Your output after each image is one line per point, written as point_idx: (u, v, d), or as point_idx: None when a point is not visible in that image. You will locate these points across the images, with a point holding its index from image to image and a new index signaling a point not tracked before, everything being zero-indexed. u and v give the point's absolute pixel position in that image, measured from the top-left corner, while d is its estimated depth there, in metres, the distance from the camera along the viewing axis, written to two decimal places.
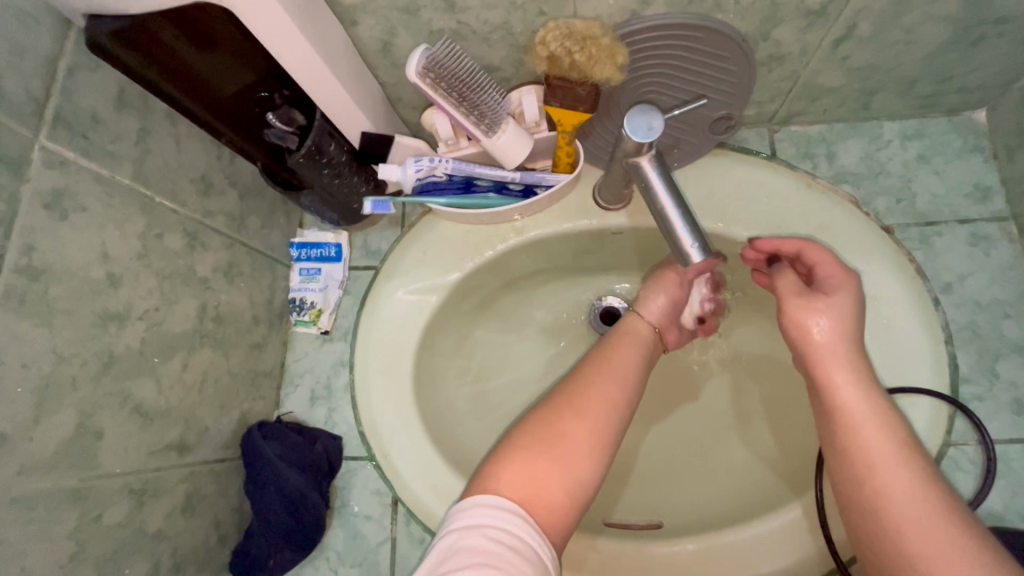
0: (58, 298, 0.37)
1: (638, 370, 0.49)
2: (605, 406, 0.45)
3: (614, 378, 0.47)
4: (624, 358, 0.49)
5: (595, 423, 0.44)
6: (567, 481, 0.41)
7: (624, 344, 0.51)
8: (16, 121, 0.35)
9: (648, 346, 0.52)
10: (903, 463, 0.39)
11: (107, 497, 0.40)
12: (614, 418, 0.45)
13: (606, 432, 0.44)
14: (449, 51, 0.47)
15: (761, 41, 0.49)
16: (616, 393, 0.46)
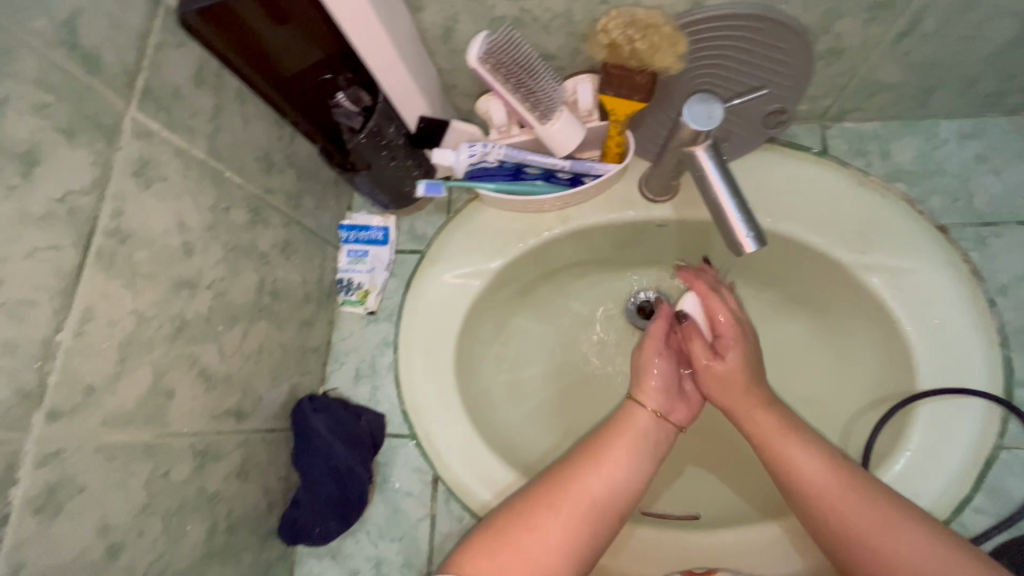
0: (140, 261, 0.39)
1: (635, 457, 0.49)
2: (581, 499, 0.46)
3: (580, 478, 0.48)
4: (619, 456, 0.49)
5: (583, 499, 0.46)
6: (569, 538, 0.44)
7: (622, 436, 0.50)
8: (111, 92, 0.36)
9: (649, 435, 0.51)
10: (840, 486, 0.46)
11: (175, 455, 0.42)
12: (609, 508, 0.47)
13: (601, 514, 0.46)
14: (508, 38, 0.48)
15: (822, 34, 0.49)
16: (590, 481, 0.47)
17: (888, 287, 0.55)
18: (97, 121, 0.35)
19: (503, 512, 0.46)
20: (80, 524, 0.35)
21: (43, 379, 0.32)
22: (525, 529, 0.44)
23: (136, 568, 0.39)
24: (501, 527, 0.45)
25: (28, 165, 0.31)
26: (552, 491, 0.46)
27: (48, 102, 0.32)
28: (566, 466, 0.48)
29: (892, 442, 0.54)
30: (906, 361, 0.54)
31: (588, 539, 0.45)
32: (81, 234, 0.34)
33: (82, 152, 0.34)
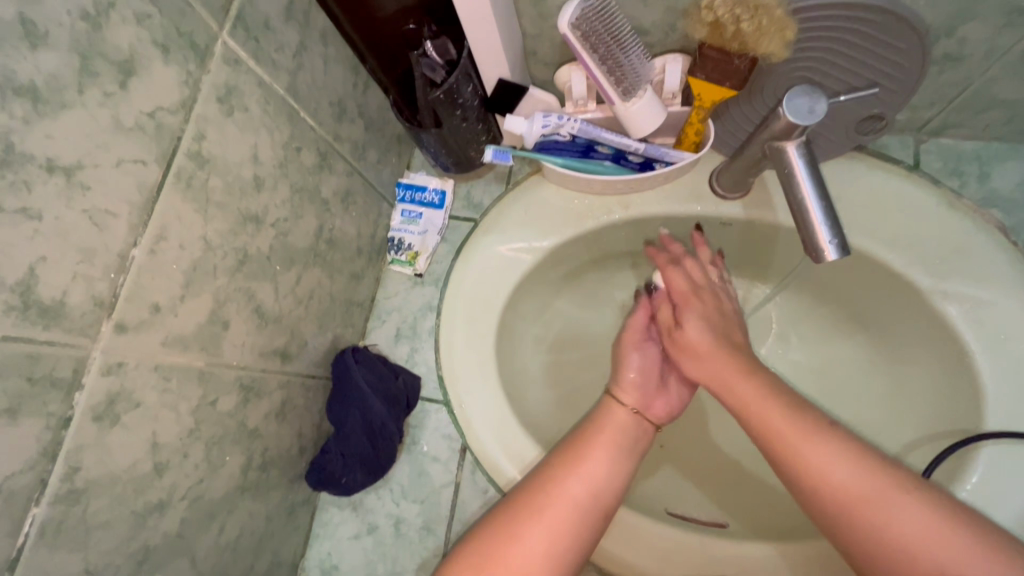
0: (215, 189, 0.38)
1: (615, 451, 0.50)
2: (570, 507, 0.46)
3: (582, 478, 0.48)
4: (600, 442, 0.50)
5: (566, 505, 0.46)
6: (550, 555, 0.44)
7: (605, 428, 0.52)
8: (208, 12, 0.36)
9: (631, 425, 0.53)
10: (855, 475, 0.40)
11: (223, 385, 0.42)
12: (590, 506, 0.47)
13: (580, 522, 0.46)
14: (601, 6, 0.45)
15: (944, 36, 0.45)
16: (582, 494, 0.47)
17: (965, 317, 0.52)
18: (192, 41, 0.35)
19: (490, 521, 0.46)
20: (132, 439, 0.35)
21: (115, 291, 0.32)
22: (506, 543, 0.44)
23: (176, 490, 0.40)
24: (485, 542, 0.45)
25: (125, 75, 0.31)
26: (531, 497, 0.47)
27: (149, 13, 0.32)
28: (549, 468, 0.49)
29: (947, 480, 0.51)
30: (974, 400, 0.51)
31: (571, 543, 0.45)
32: (164, 152, 0.34)
33: (173, 69, 0.34)
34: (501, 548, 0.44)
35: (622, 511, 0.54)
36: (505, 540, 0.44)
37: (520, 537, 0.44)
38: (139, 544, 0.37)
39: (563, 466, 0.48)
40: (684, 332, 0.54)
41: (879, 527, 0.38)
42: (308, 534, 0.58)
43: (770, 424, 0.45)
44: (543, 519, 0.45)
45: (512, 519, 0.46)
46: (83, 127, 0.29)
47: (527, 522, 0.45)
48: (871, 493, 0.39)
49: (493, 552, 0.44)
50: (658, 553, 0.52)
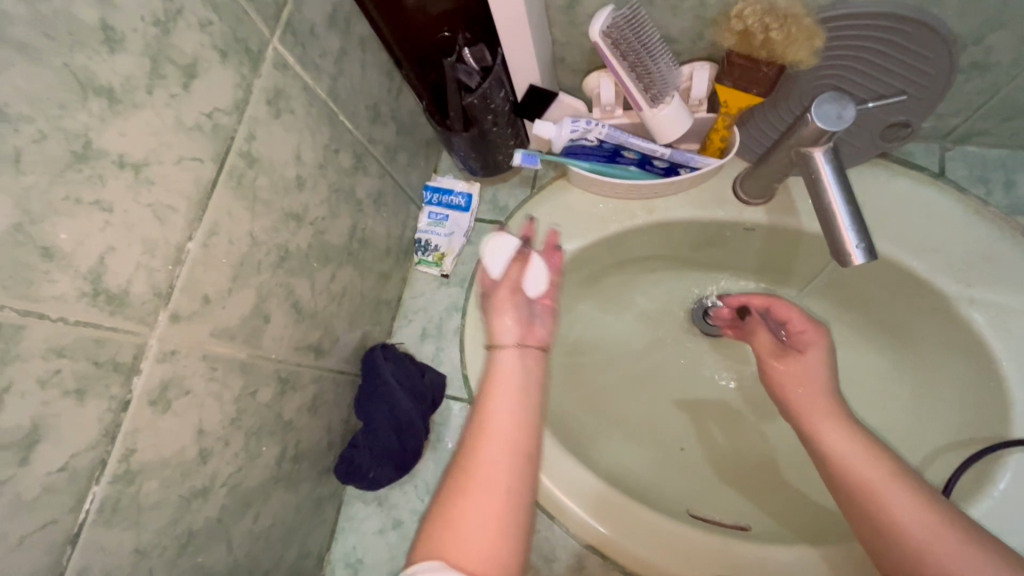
0: (261, 186, 0.40)
1: (521, 402, 0.40)
2: (493, 495, 0.35)
3: (496, 446, 0.37)
4: (501, 402, 0.39)
5: (495, 476, 0.36)
6: (512, 516, 0.35)
7: (499, 394, 0.40)
8: (261, 19, 0.38)
9: (518, 376, 0.41)
10: (862, 450, 0.45)
11: (262, 376, 0.44)
12: (519, 433, 0.38)
13: (521, 438, 0.38)
14: (632, 15, 0.47)
15: (971, 45, 0.46)
16: (500, 456, 0.37)
17: (991, 324, 0.52)
18: (246, 46, 0.37)
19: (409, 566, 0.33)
20: (181, 424, 0.37)
21: (171, 281, 0.34)
22: (449, 548, 0.34)
23: (218, 476, 0.41)
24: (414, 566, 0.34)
25: (188, 77, 0.33)
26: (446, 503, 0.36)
27: (211, 20, 0.34)
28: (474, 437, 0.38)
29: (973, 486, 0.51)
30: (1000, 408, 0.51)
31: (521, 478, 0.37)
32: (218, 151, 0.36)
33: (229, 72, 0.36)
34: (453, 522, 0.35)
35: (644, 512, 0.54)
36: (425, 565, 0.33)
37: (468, 524, 0.34)
38: (183, 527, 0.38)
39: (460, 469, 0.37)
40: (803, 356, 0.54)
41: (884, 506, 0.41)
42: (333, 528, 0.59)
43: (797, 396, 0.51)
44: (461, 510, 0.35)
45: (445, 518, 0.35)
46: (150, 126, 0.31)
47: (443, 528, 0.34)
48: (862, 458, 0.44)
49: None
50: (681, 556, 0.52)
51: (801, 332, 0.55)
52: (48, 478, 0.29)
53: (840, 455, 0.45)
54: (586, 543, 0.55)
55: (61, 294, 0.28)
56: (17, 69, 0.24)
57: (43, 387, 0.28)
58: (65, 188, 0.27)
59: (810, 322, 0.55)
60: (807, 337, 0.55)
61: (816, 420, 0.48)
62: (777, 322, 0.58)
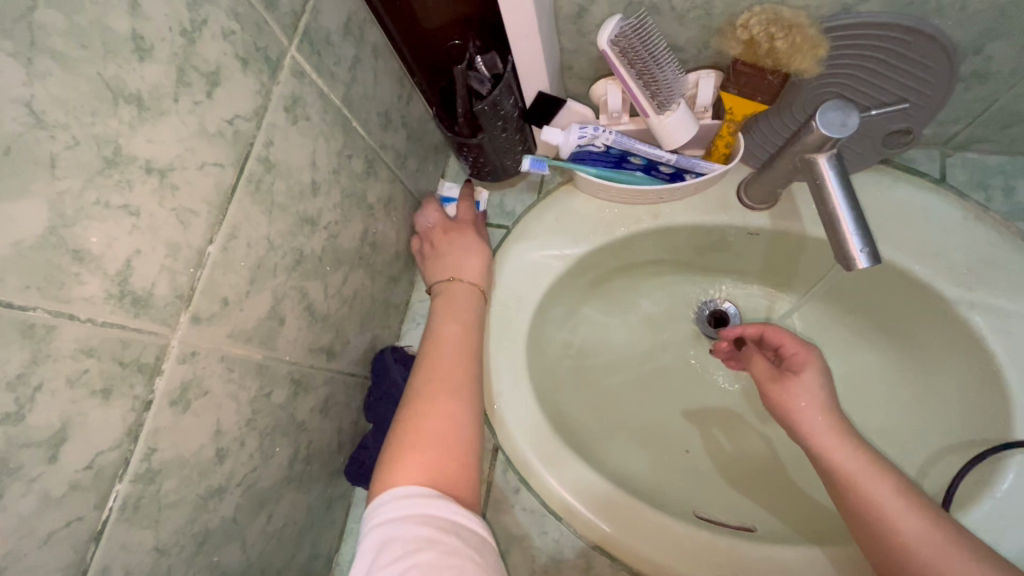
0: (279, 191, 0.41)
1: (466, 326, 0.53)
2: (455, 391, 0.47)
3: (448, 349, 0.50)
4: (447, 332, 0.52)
5: (450, 376, 0.48)
6: (459, 407, 0.45)
7: (448, 316, 0.54)
8: (280, 29, 0.38)
9: (468, 305, 0.55)
10: (864, 463, 0.45)
11: (276, 377, 0.45)
12: (467, 347, 0.51)
13: (467, 366, 0.49)
14: (642, 23, 0.47)
15: (972, 54, 0.46)
16: (460, 368, 0.49)
17: (993, 328, 0.53)
18: (265, 55, 0.38)
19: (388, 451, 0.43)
20: (199, 424, 0.37)
21: (193, 283, 0.35)
22: (408, 442, 0.42)
23: (233, 476, 0.41)
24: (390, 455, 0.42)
25: (211, 85, 0.33)
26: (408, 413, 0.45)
27: (234, 29, 0.34)
28: (430, 354, 0.50)
29: (976, 487, 0.51)
30: (1002, 410, 0.52)
31: (470, 398, 0.47)
32: (238, 156, 0.37)
33: (250, 80, 0.37)
34: (412, 432, 0.43)
35: (652, 512, 0.55)
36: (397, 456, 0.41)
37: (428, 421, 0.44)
38: (200, 525, 0.39)
39: (424, 384, 0.47)
40: (798, 379, 0.51)
41: (879, 507, 0.43)
42: (342, 529, 0.60)
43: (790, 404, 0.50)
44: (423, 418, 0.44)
45: (408, 421, 0.44)
46: (176, 132, 0.32)
47: (409, 431, 0.43)
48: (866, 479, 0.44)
49: (401, 454, 0.42)
50: (688, 557, 0.53)
51: (794, 355, 0.53)
52: (75, 475, 0.29)
53: (841, 463, 0.46)
54: (593, 543, 0.56)
55: (90, 296, 0.29)
56: (54, 78, 0.25)
57: (72, 386, 0.28)
58: (96, 193, 0.28)
59: (801, 345, 0.53)
60: (799, 358, 0.52)
61: (826, 437, 0.47)
62: (771, 349, 0.56)
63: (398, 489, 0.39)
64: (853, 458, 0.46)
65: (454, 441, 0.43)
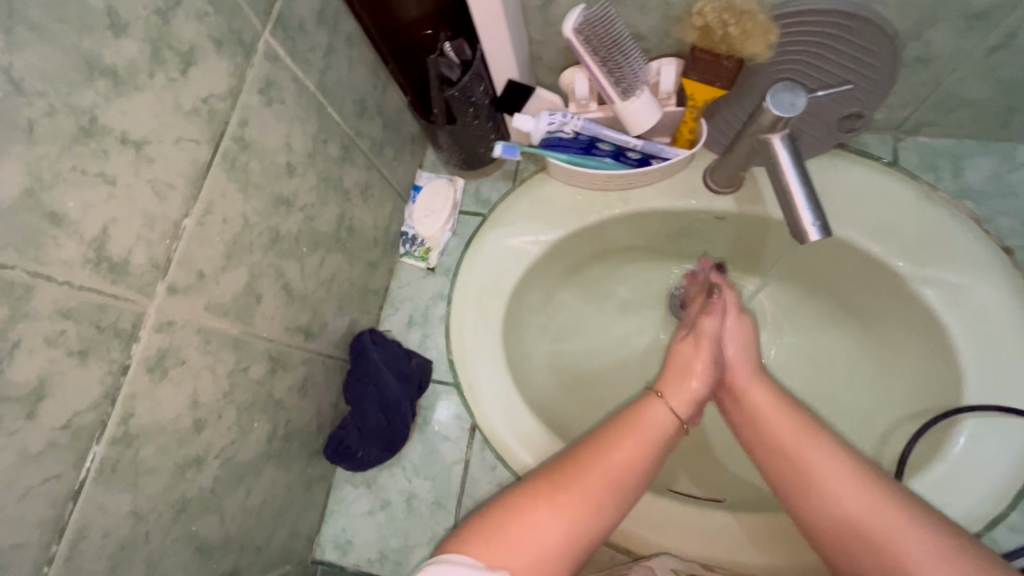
0: (254, 170, 0.43)
1: (642, 457, 0.48)
2: (593, 494, 0.44)
3: (618, 460, 0.47)
4: (626, 452, 0.47)
5: (587, 496, 0.44)
6: (576, 526, 0.43)
7: (634, 435, 0.49)
8: (253, 13, 0.40)
9: (665, 429, 0.50)
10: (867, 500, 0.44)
11: (253, 353, 0.46)
12: (628, 473, 0.47)
13: (628, 469, 0.47)
14: (604, 13, 0.50)
15: (913, 40, 0.50)
16: (619, 470, 0.46)
17: (943, 300, 0.55)
18: (239, 38, 0.39)
19: (488, 507, 0.44)
20: (176, 393, 0.38)
21: (169, 255, 0.36)
22: (521, 516, 0.42)
23: (212, 448, 0.43)
24: (493, 516, 0.43)
25: (185, 64, 0.35)
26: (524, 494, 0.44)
27: (207, 11, 0.36)
28: (590, 463, 0.46)
29: (929, 452, 0.54)
30: (953, 377, 0.55)
31: (595, 521, 0.44)
32: (213, 134, 0.38)
33: (224, 61, 0.38)
34: (516, 517, 0.42)
35: None
36: (505, 535, 0.41)
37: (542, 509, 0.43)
38: (178, 494, 0.40)
39: (556, 479, 0.45)
40: (750, 397, 0.53)
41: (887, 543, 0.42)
42: (323, 510, 0.61)
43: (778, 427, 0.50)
44: (539, 513, 0.43)
45: (524, 496, 0.44)
46: (151, 106, 0.33)
47: (524, 513, 0.42)
48: (871, 503, 0.43)
49: (507, 525, 0.42)
50: (657, 524, 0.54)
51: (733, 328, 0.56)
52: (52, 434, 0.31)
53: (839, 496, 0.44)
54: None
55: (67, 260, 0.30)
56: (32, 48, 0.27)
57: (50, 345, 0.30)
58: (73, 160, 0.29)
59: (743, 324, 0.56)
60: (732, 364, 0.55)
61: (797, 441, 0.48)
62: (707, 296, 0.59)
63: (459, 555, 0.40)
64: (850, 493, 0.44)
65: (557, 549, 0.42)
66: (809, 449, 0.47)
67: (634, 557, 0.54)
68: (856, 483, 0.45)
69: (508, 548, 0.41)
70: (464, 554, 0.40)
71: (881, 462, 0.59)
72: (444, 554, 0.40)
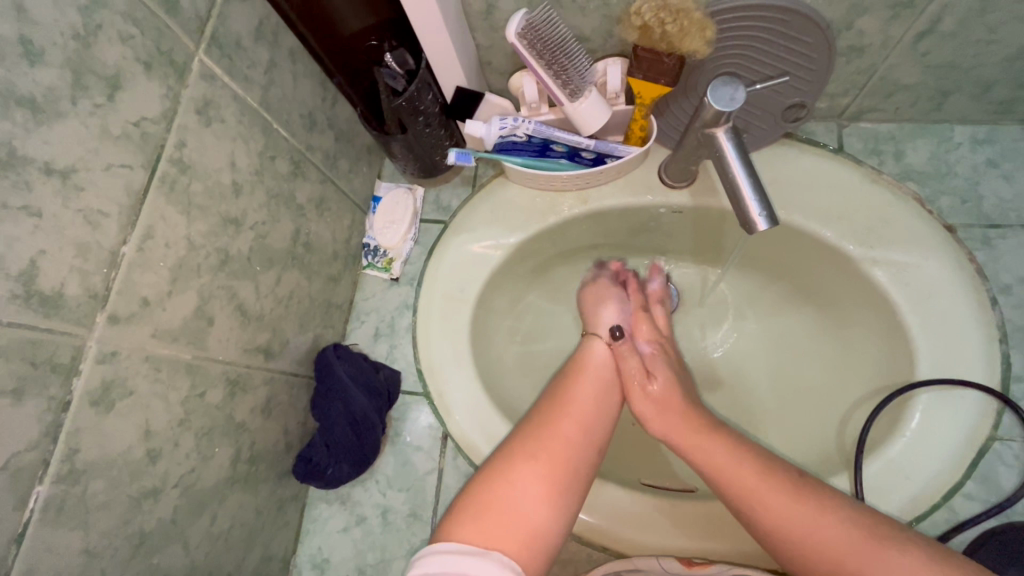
0: (196, 192, 0.42)
1: (595, 402, 0.52)
2: (567, 468, 0.46)
3: (581, 425, 0.49)
4: (582, 404, 0.51)
5: (560, 457, 0.46)
6: (554, 489, 0.45)
7: (585, 382, 0.53)
8: (185, 33, 0.40)
9: (606, 365, 0.55)
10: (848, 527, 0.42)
11: (210, 377, 0.45)
12: (586, 447, 0.48)
13: (590, 446, 0.48)
14: (546, 17, 0.50)
15: (844, 30, 0.51)
16: (582, 442, 0.48)
17: (892, 280, 0.57)
18: (171, 59, 0.39)
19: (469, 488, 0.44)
20: (126, 424, 0.38)
21: (107, 284, 0.35)
22: (504, 487, 0.43)
23: (169, 478, 0.42)
24: (475, 494, 0.43)
25: (111, 88, 0.35)
26: (505, 463, 0.45)
27: (133, 34, 0.36)
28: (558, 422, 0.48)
29: (889, 428, 0.56)
30: (907, 354, 0.56)
31: (574, 479, 0.46)
32: (148, 158, 0.37)
33: (155, 83, 0.38)
34: (499, 492, 0.43)
35: (596, 483, 0.56)
36: (487, 505, 0.42)
37: (521, 480, 0.44)
38: (136, 527, 0.39)
39: (530, 454, 0.46)
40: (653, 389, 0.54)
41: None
42: (297, 530, 0.60)
43: (738, 484, 0.47)
44: (519, 483, 0.44)
45: (506, 466, 0.45)
46: (77, 134, 0.33)
47: (503, 484, 0.44)
48: (838, 544, 0.42)
49: (490, 498, 0.43)
50: (633, 519, 0.54)
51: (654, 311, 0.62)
52: None
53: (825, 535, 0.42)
54: None
55: None
56: None
57: None
58: None
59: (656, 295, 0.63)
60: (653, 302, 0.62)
61: (773, 504, 0.45)
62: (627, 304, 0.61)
63: (450, 542, 0.40)
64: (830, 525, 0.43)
65: (535, 524, 0.42)
66: (765, 484, 0.46)
67: (612, 552, 0.55)
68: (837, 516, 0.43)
69: (491, 530, 0.41)
70: (454, 539, 0.40)
71: (843, 440, 0.60)
72: (433, 545, 0.41)
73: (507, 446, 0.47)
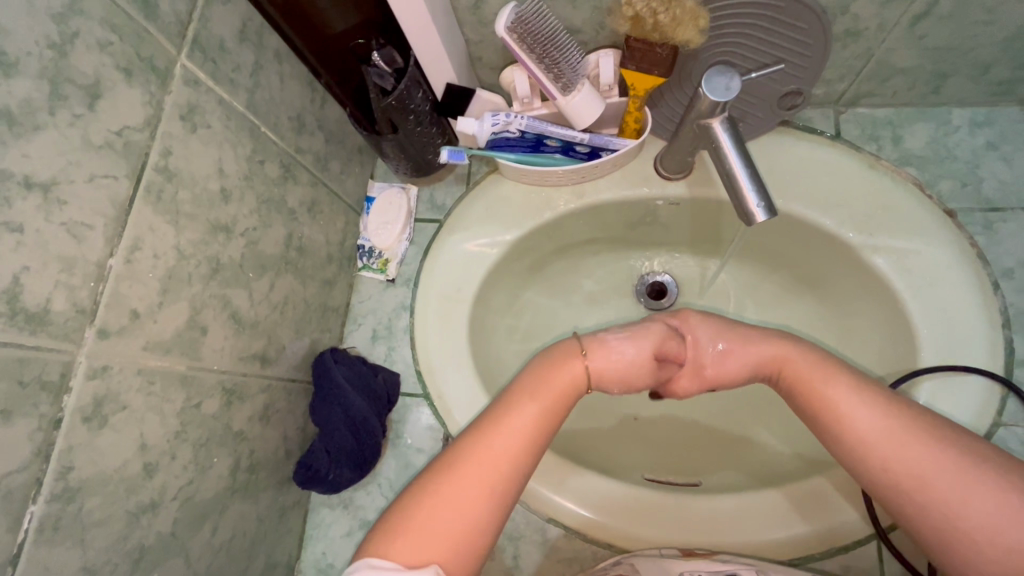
0: (184, 201, 0.41)
1: (545, 410, 0.46)
2: (501, 476, 0.42)
3: (524, 427, 0.44)
4: (528, 407, 0.45)
5: (493, 465, 0.42)
6: (488, 501, 0.41)
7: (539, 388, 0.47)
8: (166, 38, 0.39)
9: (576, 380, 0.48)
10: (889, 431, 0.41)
11: (205, 388, 0.44)
12: (526, 448, 0.44)
13: (532, 442, 0.44)
14: (536, 10, 0.49)
15: (840, 14, 0.50)
16: (521, 445, 0.43)
17: (893, 267, 0.56)
18: (152, 66, 0.38)
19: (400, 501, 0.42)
20: (121, 440, 0.37)
21: (95, 298, 0.35)
22: (430, 503, 0.40)
23: (167, 491, 0.41)
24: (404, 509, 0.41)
25: (91, 97, 0.34)
26: (436, 474, 0.42)
27: (110, 41, 0.35)
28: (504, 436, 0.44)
29: None
30: (909, 342, 0.56)
31: (513, 479, 0.43)
32: (133, 168, 0.37)
33: (137, 91, 0.37)
34: (426, 506, 0.40)
35: (601, 481, 0.56)
36: (415, 523, 0.40)
37: (448, 493, 0.41)
38: (135, 542, 0.39)
39: (461, 464, 0.42)
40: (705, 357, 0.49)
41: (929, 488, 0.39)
42: (301, 536, 0.60)
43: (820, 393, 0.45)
44: (446, 497, 0.41)
45: (441, 482, 0.41)
46: (58, 146, 0.32)
47: (431, 498, 0.41)
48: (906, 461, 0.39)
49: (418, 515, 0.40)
50: (638, 515, 0.54)
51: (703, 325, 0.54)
52: None
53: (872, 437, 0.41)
54: (547, 516, 0.56)
55: None
56: None
57: None
58: None
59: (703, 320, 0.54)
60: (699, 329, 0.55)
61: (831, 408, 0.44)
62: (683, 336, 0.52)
63: (381, 558, 0.38)
64: (881, 430, 0.41)
65: (465, 535, 0.40)
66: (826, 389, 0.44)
67: (617, 549, 0.54)
68: (883, 419, 0.41)
69: (417, 548, 0.39)
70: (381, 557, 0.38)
71: None
72: (363, 560, 0.39)
73: (443, 460, 0.43)
